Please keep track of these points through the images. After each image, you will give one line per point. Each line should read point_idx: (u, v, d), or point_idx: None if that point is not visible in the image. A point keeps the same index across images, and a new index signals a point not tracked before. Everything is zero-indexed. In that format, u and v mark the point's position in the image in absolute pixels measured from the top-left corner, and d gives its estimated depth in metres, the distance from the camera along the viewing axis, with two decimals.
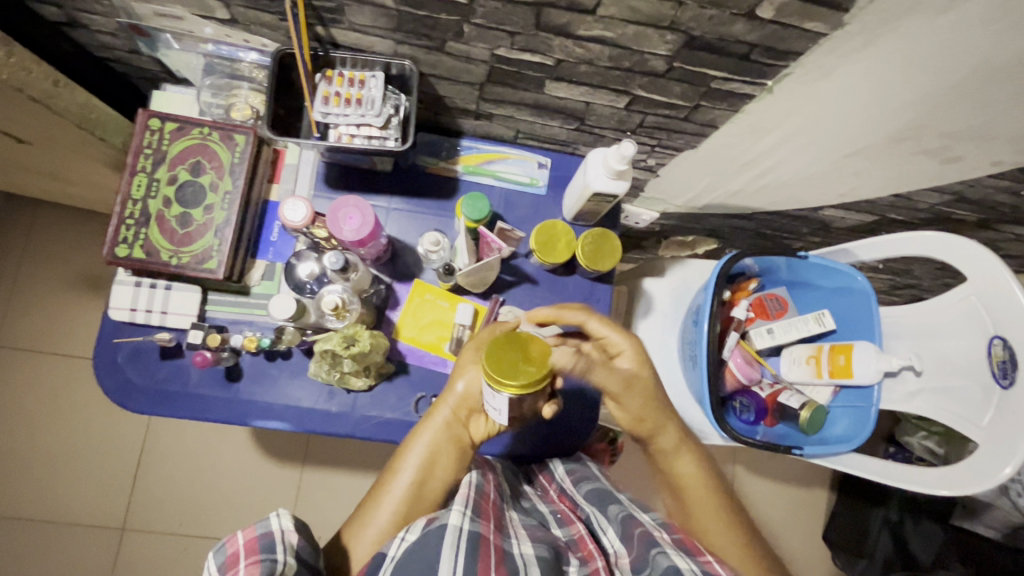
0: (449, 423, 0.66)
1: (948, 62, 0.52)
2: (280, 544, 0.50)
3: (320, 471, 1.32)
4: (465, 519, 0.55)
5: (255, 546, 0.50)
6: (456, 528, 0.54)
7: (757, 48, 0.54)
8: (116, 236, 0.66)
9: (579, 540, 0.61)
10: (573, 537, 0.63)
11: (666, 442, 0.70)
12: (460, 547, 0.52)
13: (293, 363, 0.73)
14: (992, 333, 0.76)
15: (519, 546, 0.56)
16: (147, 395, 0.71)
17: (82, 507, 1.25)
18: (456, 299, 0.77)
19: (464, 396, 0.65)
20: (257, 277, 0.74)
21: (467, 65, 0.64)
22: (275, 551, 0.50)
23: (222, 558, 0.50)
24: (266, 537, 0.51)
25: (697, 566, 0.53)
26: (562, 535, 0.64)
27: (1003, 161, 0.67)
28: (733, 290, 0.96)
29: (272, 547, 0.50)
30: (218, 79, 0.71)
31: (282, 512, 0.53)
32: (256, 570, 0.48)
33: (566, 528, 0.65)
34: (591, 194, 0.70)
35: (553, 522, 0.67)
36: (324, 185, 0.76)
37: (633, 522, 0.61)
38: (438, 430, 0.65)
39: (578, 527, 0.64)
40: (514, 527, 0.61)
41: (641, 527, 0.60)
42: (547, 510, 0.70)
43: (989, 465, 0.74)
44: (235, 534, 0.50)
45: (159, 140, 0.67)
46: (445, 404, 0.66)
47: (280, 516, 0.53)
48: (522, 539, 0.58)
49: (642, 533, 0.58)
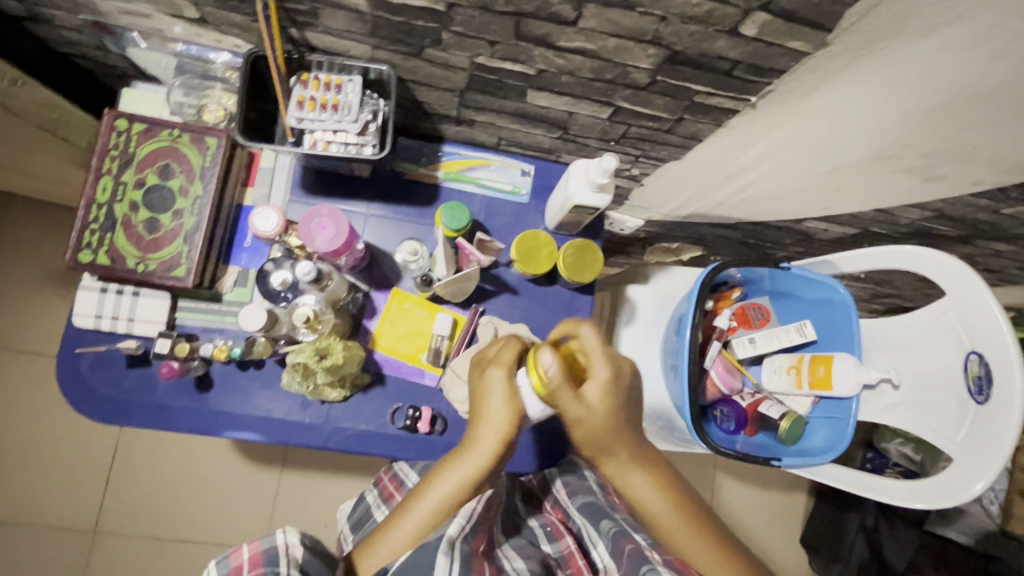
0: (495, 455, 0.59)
1: (932, 83, 0.51)
2: (285, 559, 0.49)
3: (298, 474, 1.30)
4: (461, 531, 0.57)
5: (259, 560, 0.49)
6: (451, 539, 0.55)
7: (740, 64, 0.53)
8: (79, 241, 0.63)
9: (568, 556, 0.67)
10: (563, 553, 0.68)
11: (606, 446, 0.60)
12: (455, 557, 0.54)
13: (265, 373, 0.72)
14: (968, 348, 0.76)
15: (511, 562, 0.61)
16: (112, 405, 0.69)
17: (52, 510, 1.22)
18: (435, 308, 0.76)
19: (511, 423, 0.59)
20: (229, 284, 0.72)
21: (446, 72, 0.62)
22: (279, 564, 0.49)
23: (226, 569, 0.49)
24: (270, 551, 0.49)
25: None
26: (552, 551, 0.69)
27: (984, 181, 0.67)
28: (716, 299, 0.96)
29: (275, 560, 0.49)
30: (190, 79, 0.69)
31: (289, 525, 0.51)
32: None
33: (556, 544, 0.70)
34: (572, 207, 0.69)
35: (544, 538, 0.71)
36: (300, 190, 0.74)
37: (625, 538, 0.63)
38: (481, 461, 0.59)
39: (567, 543, 0.69)
40: (503, 545, 0.65)
41: (634, 543, 0.62)
42: (537, 525, 0.73)
43: (961, 480, 0.74)
44: (238, 546, 0.49)
45: (125, 141, 0.65)
46: (488, 429, 0.59)
47: (287, 530, 0.51)
48: (512, 556, 0.63)
49: (635, 549, 0.61)
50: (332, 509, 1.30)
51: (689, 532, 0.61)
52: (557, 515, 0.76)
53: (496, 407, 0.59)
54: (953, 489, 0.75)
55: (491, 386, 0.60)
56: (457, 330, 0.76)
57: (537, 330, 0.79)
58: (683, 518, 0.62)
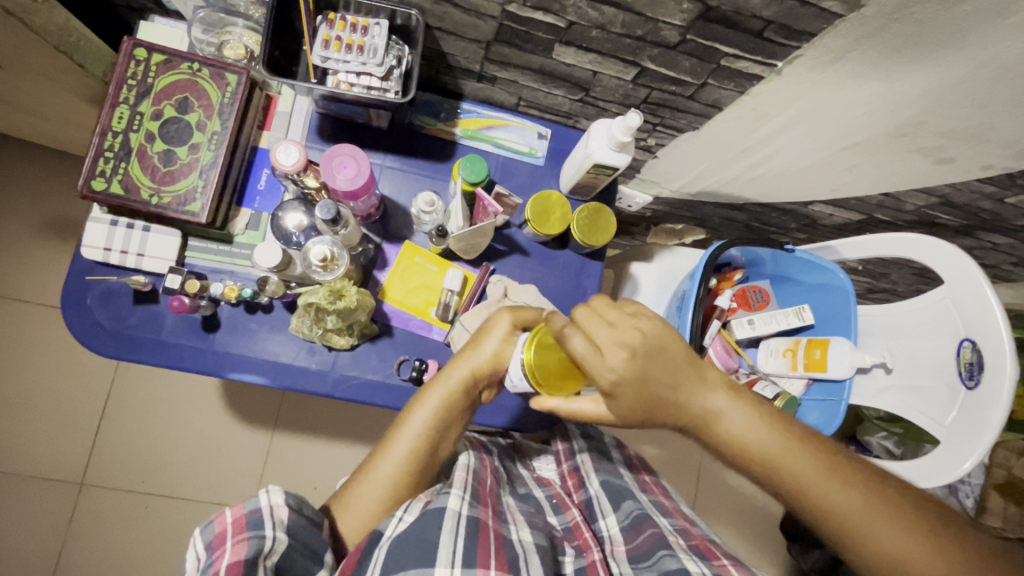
0: (465, 386, 0.63)
1: (956, 56, 0.52)
2: (269, 520, 0.49)
3: (289, 436, 1.30)
4: (463, 503, 0.56)
5: (243, 524, 0.48)
6: (455, 513, 0.54)
7: (772, 25, 0.53)
8: (93, 169, 0.62)
9: (575, 528, 0.65)
10: (569, 526, 0.66)
11: (685, 404, 0.58)
12: (460, 530, 0.53)
13: (273, 317, 0.72)
14: (962, 335, 0.78)
15: (518, 533, 0.58)
16: (118, 339, 0.68)
17: (37, 458, 1.21)
18: (446, 264, 0.76)
19: (487, 363, 0.63)
20: (241, 226, 0.71)
21: (475, 20, 0.61)
22: (263, 527, 0.48)
23: (210, 536, 0.48)
24: (254, 514, 0.49)
25: (708, 568, 0.54)
26: (557, 523, 0.67)
27: (993, 166, 0.68)
28: (718, 279, 0.98)
29: (260, 523, 0.49)
30: (211, 14, 0.69)
31: (272, 488, 0.51)
32: (243, 548, 0.46)
33: (561, 516, 0.68)
34: (591, 165, 0.70)
35: (549, 509, 0.70)
36: (316, 136, 0.74)
37: (646, 521, 0.62)
38: (453, 389, 0.63)
39: (573, 515, 0.67)
40: (511, 512, 0.63)
41: (655, 528, 0.61)
42: (542, 496, 0.72)
43: (948, 460, 0.76)
44: (222, 511, 0.48)
45: (144, 71, 0.64)
46: (462, 363, 0.63)
47: (269, 492, 0.51)
48: (520, 525, 0.60)
49: (654, 533, 0.60)
50: (320, 473, 1.29)
51: (862, 507, 0.52)
52: (570, 483, 0.75)
53: (479, 349, 0.63)
54: (938, 469, 0.76)
55: (493, 329, 0.64)
56: (467, 287, 0.77)
57: (545, 294, 0.80)
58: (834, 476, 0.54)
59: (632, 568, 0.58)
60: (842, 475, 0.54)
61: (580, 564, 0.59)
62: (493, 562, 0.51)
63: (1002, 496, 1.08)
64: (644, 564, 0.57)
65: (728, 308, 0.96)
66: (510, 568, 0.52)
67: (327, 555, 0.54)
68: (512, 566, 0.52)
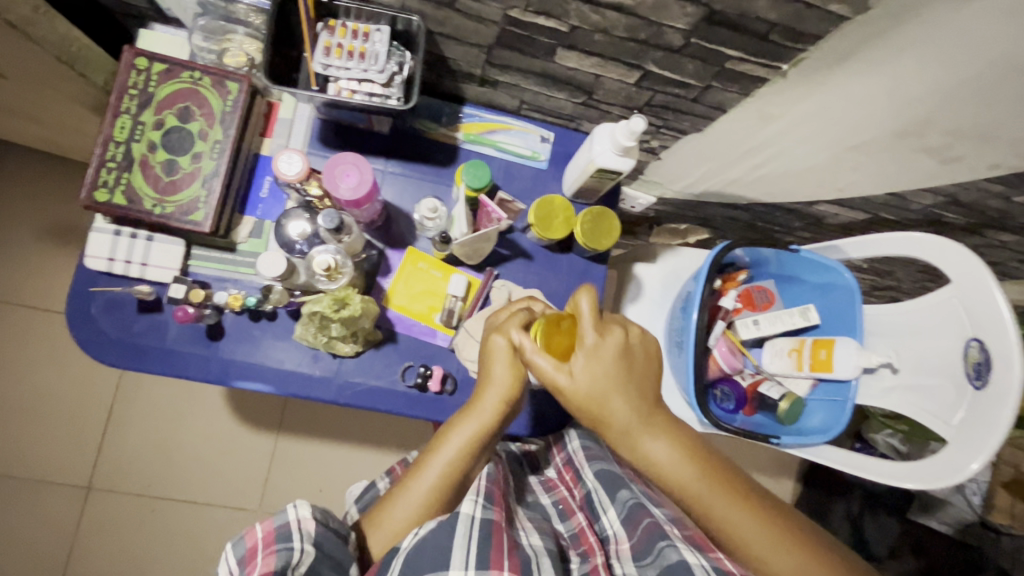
0: (498, 414, 0.60)
1: (963, 57, 0.52)
2: (297, 533, 0.49)
3: (294, 439, 1.30)
4: (477, 507, 0.56)
5: (272, 538, 0.48)
6: (468, 517, 0.54)
7: (777, 28, 0.53)
8: (95, 180, 0.62)
9: (581, 533, 0.65)
10: (575, 531, 0.66)
11: (623, 437, 0.55)
12: (472, 534, 0.53)
13: (278, 325, 0.71)
14: (969, 334, 0.77)
15: (528, 538, 0.58)
16: (123, 348, 0.68)
17: (44, 464, 1.21)
18: (449, 269, 0.76)
19: (513, 387, 0.59)
20: (244, 234, 0.71)
21: (477, 25, 0.61)
22: (291, 540, 0.48)
23: (242, 550, 0.48)
24: (282, 528, 0.49)
25: (707, 561, 0.53)
26: (564, 529, 0.67)
27: (1001, 165, 0.67)
28: (722, 280, 0.96)
29: (288, 537, 0.48)
30: (212, 22, 0.68)
31: (300, 500, 0.50)
32: (273, 563, 0.47)
33: (567, 522, 0.68)
34: (595, 169, 0.69)
35: (556, 516, 0.69)
36: (318, 143, 0.74)
37: (643, 512, 0.61)
38: (486, 419, 0.60)
39: (579, 519, 0.67)
40: (522, 519, 0.63)
41: (653, 518, 0.60)
42: (549, 502, 0.72)
43: (956, 459, 0.75)
44: (252, 526, 0.48)
45: (145, 81, 0.64)
46: (492, 393, 0.59)
47: (297, 505, 0.50)
48: (530, 530, 0.60)
49: (652, 523, 0.59)
50: (325, 475, 1.29)
51: (768, 541, 0.52)
52: (568, 479, 0.76)
53: (496, 374, 0.59)
54: (946, 470, 0.76)
55: (495, 353, 0.59)
56: (471, 292, 0.76)
57: (550, 298, 0.79)
58: (783, 544, 0.52)
59: (637, 565, 0.57)
60: (753, 507, 0.53)
61: (586, 569, 0.59)
62: (507, 563, 0.51)
63: (1010, 493, 1.08)
64: (646, 560, 0.56)
65: (733, 309, 0.95)
66: (522, 569, 0.52)
67: (353, 566, 0.53)
68: (523, 568, 0.52)
